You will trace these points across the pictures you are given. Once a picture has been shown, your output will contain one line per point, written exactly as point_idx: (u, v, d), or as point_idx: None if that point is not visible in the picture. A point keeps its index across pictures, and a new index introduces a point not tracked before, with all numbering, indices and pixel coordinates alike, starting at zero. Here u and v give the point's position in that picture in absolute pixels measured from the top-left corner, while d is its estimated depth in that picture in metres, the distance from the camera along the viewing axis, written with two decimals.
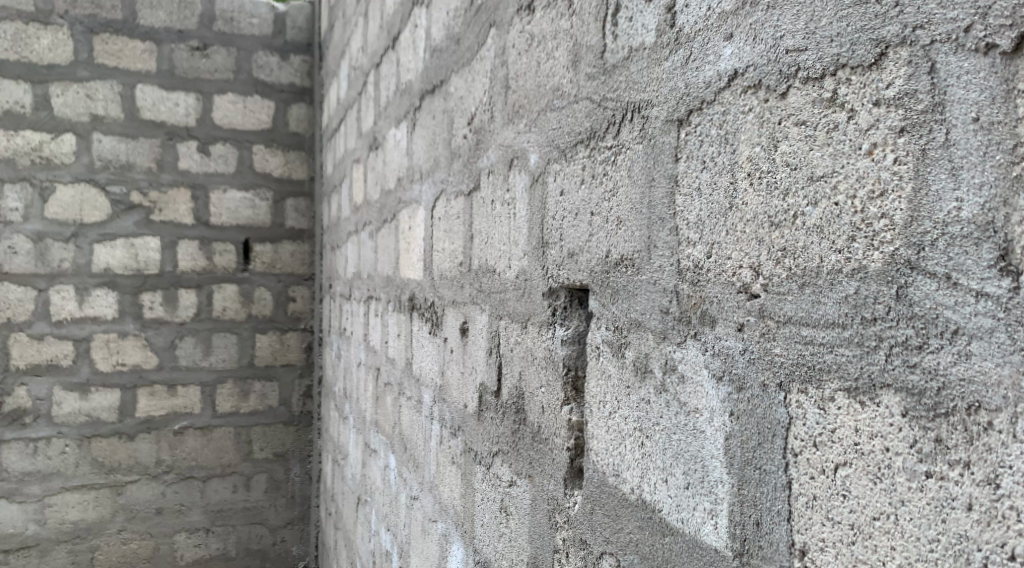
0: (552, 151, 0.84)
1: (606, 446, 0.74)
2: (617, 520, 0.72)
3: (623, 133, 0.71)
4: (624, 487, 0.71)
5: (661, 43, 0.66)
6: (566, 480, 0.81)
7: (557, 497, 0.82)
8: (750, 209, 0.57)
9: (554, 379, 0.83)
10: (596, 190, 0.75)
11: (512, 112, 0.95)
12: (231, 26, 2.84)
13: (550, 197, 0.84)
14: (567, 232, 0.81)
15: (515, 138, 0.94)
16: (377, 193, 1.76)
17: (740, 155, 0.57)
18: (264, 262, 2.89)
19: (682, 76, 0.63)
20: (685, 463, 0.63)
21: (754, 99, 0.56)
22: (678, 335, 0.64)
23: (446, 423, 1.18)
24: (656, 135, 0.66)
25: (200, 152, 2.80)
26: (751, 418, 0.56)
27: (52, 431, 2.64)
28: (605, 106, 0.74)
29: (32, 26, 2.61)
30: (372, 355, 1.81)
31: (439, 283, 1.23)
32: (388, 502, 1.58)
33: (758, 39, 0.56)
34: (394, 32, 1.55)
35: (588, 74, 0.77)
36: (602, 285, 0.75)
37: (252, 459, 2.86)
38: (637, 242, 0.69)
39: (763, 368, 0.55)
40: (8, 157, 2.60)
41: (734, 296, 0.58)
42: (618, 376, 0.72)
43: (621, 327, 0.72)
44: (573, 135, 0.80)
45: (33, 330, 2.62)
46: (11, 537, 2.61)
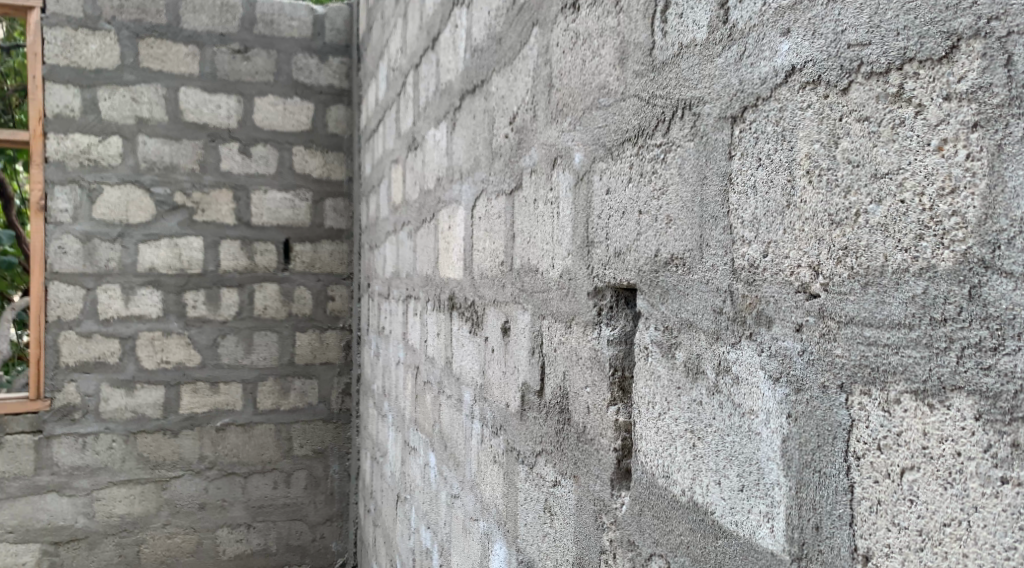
0: (598, 149, 0.84)
1: (655, 447, 0.74)
2: (667, 521, 0.72)
3: (673, 130, 0.70)
4: (675, 489, 0.71)
5: (713, 39, 0.65)
6: (613, 481, 0.81)
7: (604, 498, 0.82)
8: (809, 207, 0.56)
9: (599, 379, 0.83)
10: (645, 188, 0.75)
11: (556, 111, 0.95)
12: (271, 28, 2.88)
13: (595, 196, 0.84)
14: (614, 232, 0.80)
15: (558, 137, 0.94)
16: (416, 193, 1.77)
17: (798, 153, 0.57)
18: (303, 262, 2.93)
19: (736, 72, 0.63)
20: (739, 465, 0.62)
21: (813, 95, 0.56)
22: (732, 336, 0.63)
23: (487, 422, 1.19)
24: (709, 132, 0.66)
25: (241, 154, 2.85)
26: (810, 420, 0.55)
27: (100, 427, 2.71)
28: (654, 104, 0.74)
29: (80, 31, 2.67)
30: (411, 354, 1.82)
31: (480, 282, 1.23)
32: (428, 500, 1.59)
33: (817, 34, 0.55)
34: (434, 32, 1.56)
35: (636, 72, 0.76)
36: (651, 285, 0.74)
37: (292, 456, 2.90)
38: (688, 240, 0.68)
39: (823, 369, 0.55)
40: (58, 159, 2.67)
41: (792, 296, 0.57)
42: (669, 377, 0.72)
43: (671, 327, 0.71)
44: (620, 134, 0.79)
45: (81, 328, 2.68)
46: (61, 530, 2.67)
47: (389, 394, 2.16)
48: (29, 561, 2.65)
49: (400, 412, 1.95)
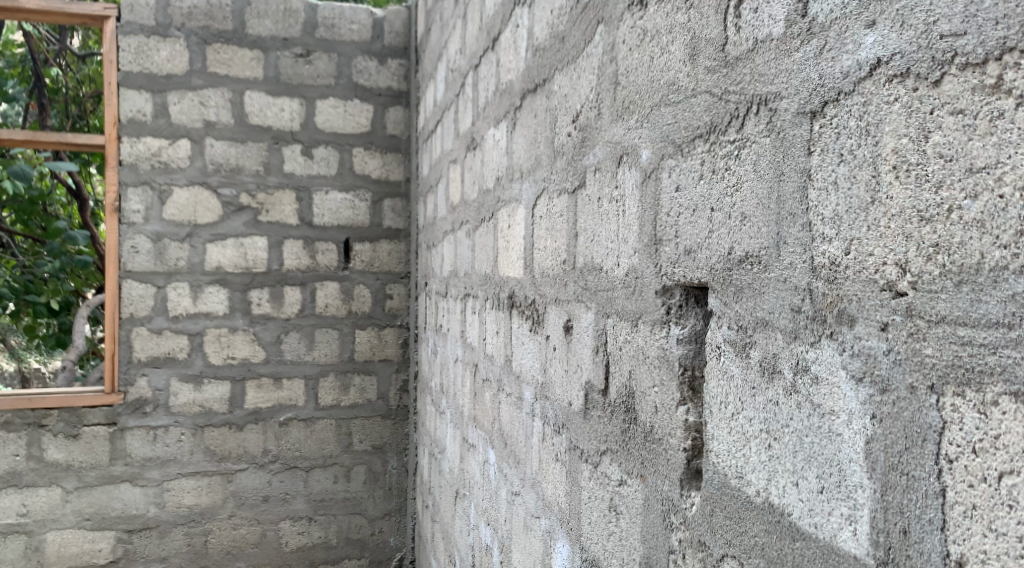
0: (667, 146, 0.83)
1: (728, 448, 0.73)
2: (741, 522, 0.71)
3: (748, 126, 0.69)
4: (750, 491, 0.69)
5: (791, 34, 0.64)
6: (683, 480, 0.80)
7: (673, 498, 0.81)
8: (896, 203, 0.54)
9: (668, 378, 0.82)
10: (717, 185, 0.74)
11: (622, 108, 0.94)
12: (332, 32, 2.94)
13: (664, 193, 0.83)
14: (683, 229, 0.79)
15: (624, 135, 0.93)
16: (474, 193, 1.79)
17: (884, 148, 0.56)
18: (363, 261, 2.98)
19: (816, 67, 0.61)
20: (819, 467, 0.61)
21: (900, 88, 0.54)
22: (811, 335, 0.62)
23: (549, 420, 1.19)
24: (786, 128, 0.64)
25: (304, 156, 2.92)
26: (897, 422, 0.54)
27: (170, 420, 2.80)
28: (726, 100, 0.73)
29: (152, 38, 2.77)
30: (470, 352, 1.83)
31: (541, 280, 1.23)
32: (488, 497, 1.60)
33: (906, 25, 0.54)
34: (494, 33, 1.57)
35: (708, 68, 0.76)
36: (723, 283, 0.73)
37: (352, 451, 2.96)
38: (764, 238, 0.67)
39: (911, 369, 0.53)
40: (130, 162, 2.77)
41: (877, 294, 0.56)
42: (742, 377, 0.71)
43: (746, 327, 0.70)
44: (691, 131, 0.79)
45: (152, 324, 2.78)
46: (133, 519, 2.77)
47: (447, 392, 2.18)
48: (105, 548, 2.75)
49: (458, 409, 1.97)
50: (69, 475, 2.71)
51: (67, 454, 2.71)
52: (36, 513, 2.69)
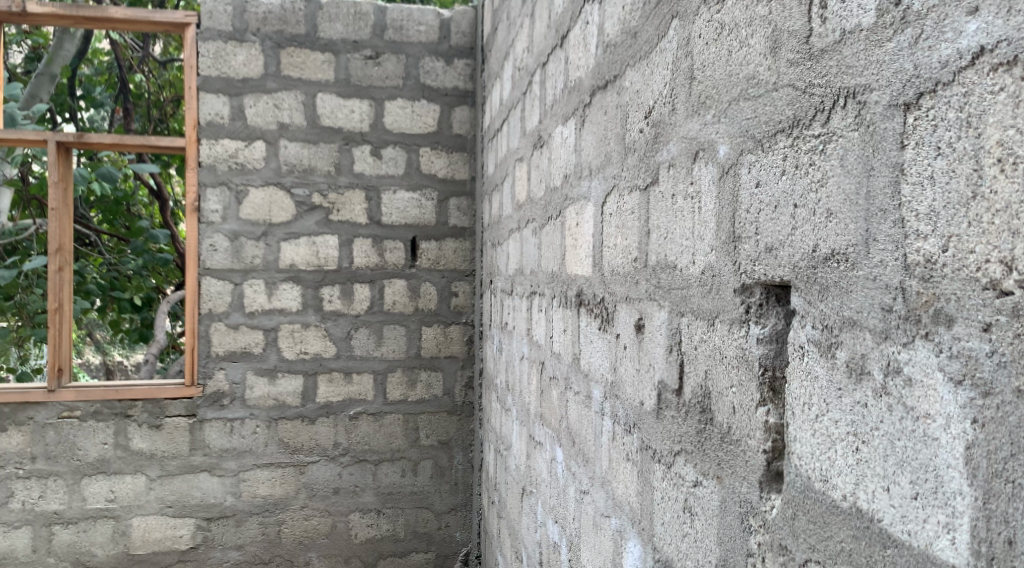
0: (747, 141, 0.81)
1: (812, 450, 0.71)
2: (825, 527, 0.69)
3: (834, 119, 0.67)
4: (835, 494, 0.68)
5: (882, 23, 0.62)
6: (763, 482, 0.78)
7: (752, 500, 0.80)
8: (1001, 198, 0.52)
9: (747, 379, 0.81)
10: (800, 180, 0.72)
11: (699, 103, 0.93)
12: (401, 34, 2.99)
13: (743, 189, 0.82)
14: (764, 226, 0.78)
15: (700, 130, 0.92)
16: (542, 191, 1.78)
17: (987, 140, 0.54)
18: (429, 259, 3.02)
19: (910, 57, 0.59)
20: (912, 472, 0.59)
21: (1007, 78, 0.52)
22: (904, 335, 0.60)
23: (619, 419, 1.18)
24: (876, 121, 0.62)
25: (373, 156, 2.98)
26: (1001, 426, 0.52)
27: (246, 412, 2.89)
28: (811, 93, 0.71)
29: (229, 43, 2.86)
30: (536, 350, 1.84)
31: (611, 279, 1.22)
32: (556, 495, 1.59)
33: (1014, 10, 0.51)
34: (563, 30, 1.56)
35: (790, 60, 0.74)
36: (807, 282, 0.71)
37: (419, 445, 3.01)
38: (852, 235, 0.65)
39: (1018, 372, 0.51)
40: (209, 164, 2.86)
41: (980, 294, 0.54)
42: (828, 378, 0.69)
43: (832, 326, 0.68)
44: (773, 125, 0.77)
45: (230, 320, 2.88)
46: (212, 507, 2.87)
47: (512, 388, 2.20)
48: (186, 534, 2.86)
49: (525, 406, 1.97)
50: (152, 464, 2.83)
51: (151, 444, 2.83)
52: (122, 499, 2.81)
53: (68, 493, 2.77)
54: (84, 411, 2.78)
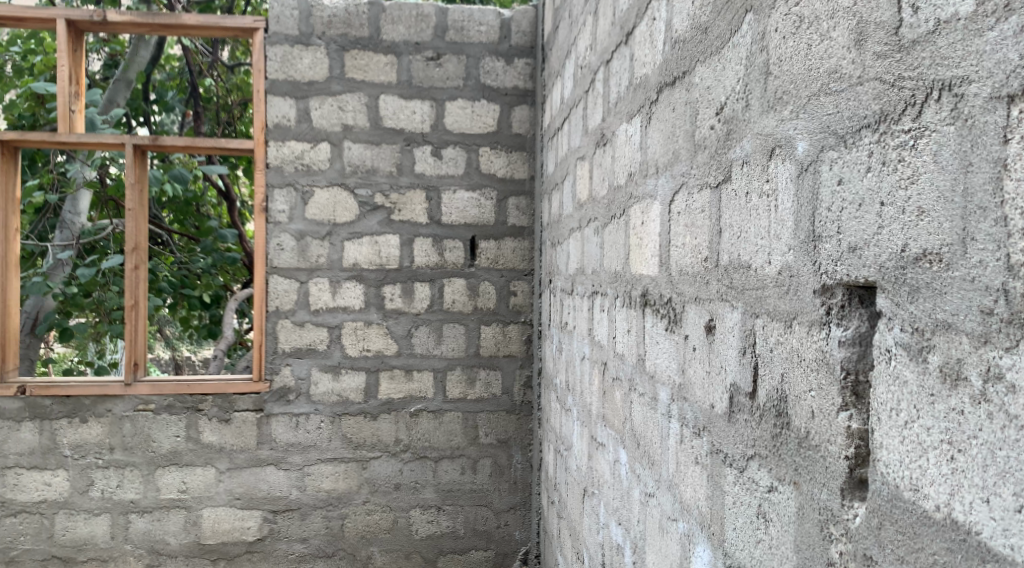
0: (828, 137, 0.79)
1: (900, 458, 0.69)
2: (915, 539, 0.66)
3: (927, 113, 0.65)
4: (928, 505, 0.65)
5: (983, 11, 0.59)
6: (845, 490, 0.76)
7: (832, 508, 0.78)
8: None
9: (828, 383, 0.79)
10: (888, 177, 0.70)
11: (775, 99, 0.90)
12: (462, 34, 3.01)
13: (824, 187, 0.80)
14: (848, 225, 0.76)
15: (776, 127, 0.90)
16: (604, 190, 1.77)
17: None
18: (488, 259, 3.04)
19: (1015, 47, 0.57)
20: (1018, 483, 0.57)
21: None
22: (1007, 340, 0.57)
23: (688, 422, 1.16)
24: (975, 115, 0.60)
25: (434, 156, 3.01)
26: None
27: (311, 408, 2.96)
28: (900, 86, 0.68)
29: (296, 47, 2.92)
30: (598, 351, 1.83)
31: (679, 279, 1.21)
32: (620, 497, 1.58)
33: None
34: (628, 27, 1.55)
35: (877, 53, 0.71)
36: (895, 283, 0.69)
37: (478, 443, 3.03)
38: (946, 234, 0.63)
39: None
40: (277, 165, 2.94)
41: None
42: (919, 383, 0.67)
43: (924, 329, 0.66)
44: (858, 120, 0.74)
45: (296, 317, 2.94)
46: (278, 500, 2.94)
47: (573, 388, 2.19)
48: (253, 526, 2.93)
49: (586, 407, 1.96)
50: (222, 457, 2.92)
51: (221, 437, 2.92)
52: (194, 490, 2.91)
53: (144, 483, 2.88)
54: (158, 405, 2.89)
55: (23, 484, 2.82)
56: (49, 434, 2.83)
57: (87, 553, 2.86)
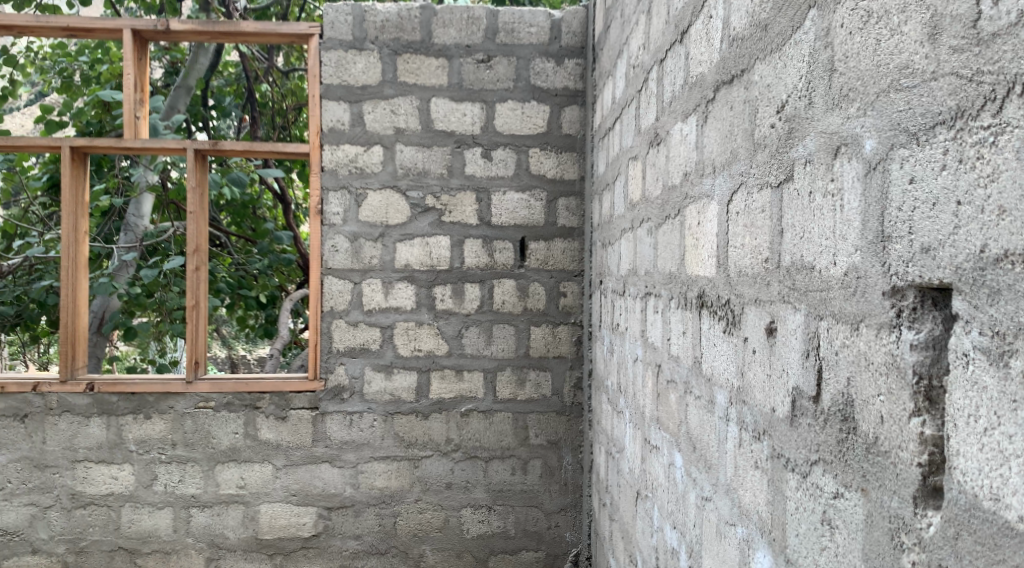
0: (898, 135, 0.77)
1: (979, 466, 0.67)
2: (996, 550, 0.64)
3: (1008, 109, 0.63)
4: (1009, 515, 0.63)
5: None
6: (917, 498, 0.74)
7: (904, 516, 0.76)
8: None
9: (898, 387, 0.77)
10: (966, 175, 0.68)
11: (840, 96, 0.88)
12: (512, 36, 3.01)
13: (895, 185, 0.78)
14: (920, 225, 0.74)
15: (842, 125, 0.88)
16: (658, 190, 1.75)
17: None
18: (538, 260, 3.04)
19: None
20: None
21: None
22: None
23: (747, 425, 1.14)
24: None
25: (484, 158, 3.02)
26: None
27: (364, 406, 3.00)
28: (978, 81, 0.66)
29: (350, 52, 2.97)
30: (651, 353, 1.81)
31: (738, 280, 1.19)
32: (674, 500, 1.56)
33: None
34: (683, 25, 1.53)
35: (953, 47, 0.69)
36: (973, 284, 0.67)
37: (529, 444, 3.03)
38: None
39: None
40: (331, 168, 2.98)
41: None
42: (999, 389, 0.65)
43: (1004, 333, 0.64)
44: (932, 117, 0.72)
45: (349, 317, 2.99)
46: (332, 497, 2.99)
47: (626, 390, 2.17)
48: (309, 522, 2.99)
49: (639, 409, 1.95)
50: (278, 454, 2.98)
51: (277, 434, 2.98)
52: (252, 485, 2.97)
53: (204, 478, 2.96)
54: (218, 402, 2.96)
55: (92, 477, 2.92)
56: (116, 430, 2.93)
57: (151, 545, 2.95)
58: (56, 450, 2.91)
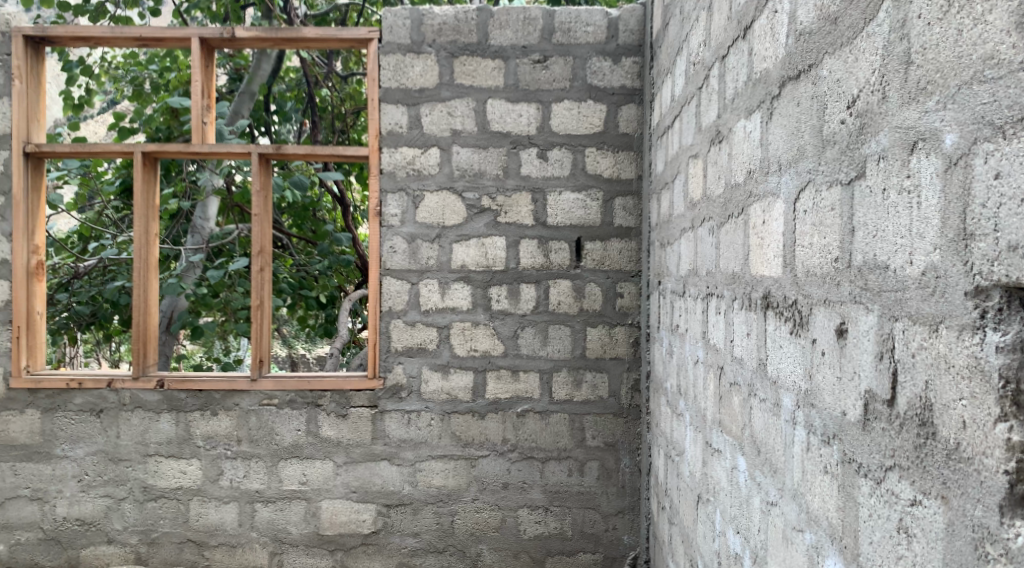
0: (982, 128, 0.75)
1: None
2: None
3: None
4: None
5: None
6: (1003, 507, 0.73)
7: (989, 526, 0.74)
8: None
9: (982, 391, 0.76)
10: None
11: (917, 90, 0.86)
12: (569, 36, 3.00)
13: (978, 181, 0.76)
14: (1008, 222, 0.72)
15: (919, 118, 0.85)
16: (720, 188, 1.72)
17: None
18: (594, 260, 3.02)
19: None
20: None
21: None
22: None
23: (815, 430, 1.12)
24: None
25: (540, 158, 3.02)
26: None
27: (422, 405, 3.03)
28: None
29: (408, 56, 3.01)
30: (712, 355, 1.79)
31: (806, 280, 1.16)
32: (738, 505, 1.54)
33: None
34: (747, 21, 1.51)
35: None
36: None
37: (586, 446, 3.02)
38: None
39: None
40: (389, 171, 3.02)
41: None
42: None
43: None
44: (1022, 109, 0.71)
45: (407, 318, 3.03)
46: (391, 494, 3.03)
47: (686, 393, 2.14)
48: (368, 519, 3.03)
49: (700, 412, 1.92)
50: (339, 451, 3.03)
51: (338, 432, 3.03)
52: (313, 481, 3.03)
53: (268, 474, 3.03)
54: (281, 399, 3.04)
55: (162, 471, 3.03)
56: (185, 425, 3.03)
57: (218, 538, 3.04)
58: (130, 444, 3.02)
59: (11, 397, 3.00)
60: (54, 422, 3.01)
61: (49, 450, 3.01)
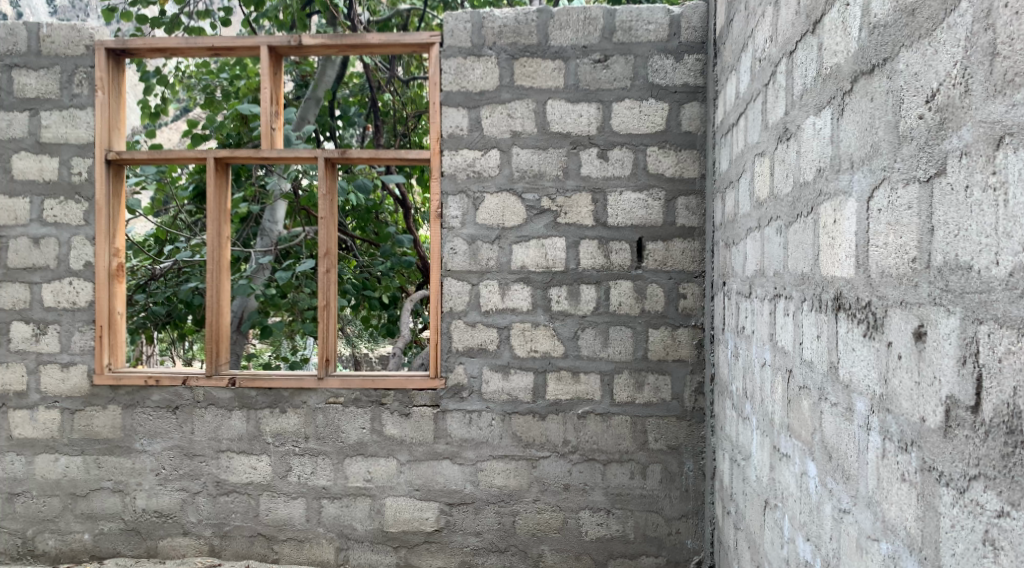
0: None
1: None
2: None
3: None
4: None
5: None
6: None
7: None
8: None
9: None
10: None
11: (1003, 82, 0.82)
12: (630, 34, 2.98)
13: None
14: None
15: (1006, 112, 0.81)
16: (789, 186, 1.68)
17: None
18: (656, 260, 2.99)
19: None
20: None
21: None
22: None
23: (891, 436, 1.08)
24: None
25: (601, 158, 3.00)
26: None
27: (483, 405, 3.05)
28: None
29: (468, 59, 3.03)
30: (780, 357, 1.75)
31: (882, 281, 1.12)
32: (807, 511, 1.50)
33: None
34: (816, 15, 1.47)
35: None
36: None
37: (648, 449, 2.99)
38: None
39: None
40: (450, 173, 3.05)
41: None
42: None
43: None
44: None
45: (468, 318, 3.05)
46: (454, 493, 3.06)
47: (752, 396, 2.09)
48: (431, 517, 3.07)
49: (767, 415, 1.88)
50: (402, 449, 3.07)
51: (401, 430, 3.08)
52: (378, 479, 3.08)
53: (333, 471, 3.10)
54: (346, 398, 3.10)
55: (233, 466, 3.12)
56: (255, 422, 3.12)
57: (286, 533, 3.12)
58: (203, 440, 3.13)
59: (93, 393, 3.14)
60: (133, 418, 3.14)
61: (129, 444, 3.14)
